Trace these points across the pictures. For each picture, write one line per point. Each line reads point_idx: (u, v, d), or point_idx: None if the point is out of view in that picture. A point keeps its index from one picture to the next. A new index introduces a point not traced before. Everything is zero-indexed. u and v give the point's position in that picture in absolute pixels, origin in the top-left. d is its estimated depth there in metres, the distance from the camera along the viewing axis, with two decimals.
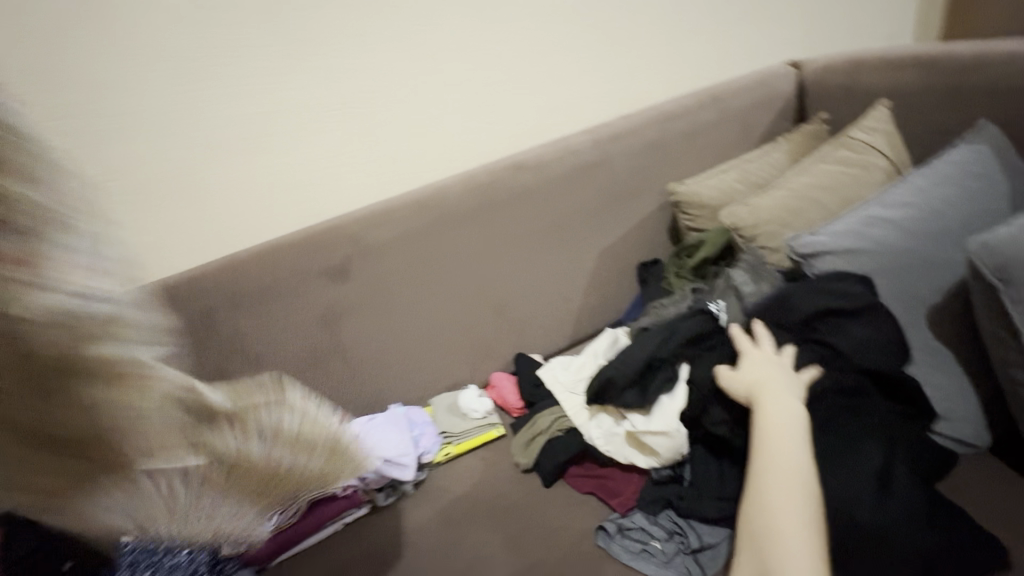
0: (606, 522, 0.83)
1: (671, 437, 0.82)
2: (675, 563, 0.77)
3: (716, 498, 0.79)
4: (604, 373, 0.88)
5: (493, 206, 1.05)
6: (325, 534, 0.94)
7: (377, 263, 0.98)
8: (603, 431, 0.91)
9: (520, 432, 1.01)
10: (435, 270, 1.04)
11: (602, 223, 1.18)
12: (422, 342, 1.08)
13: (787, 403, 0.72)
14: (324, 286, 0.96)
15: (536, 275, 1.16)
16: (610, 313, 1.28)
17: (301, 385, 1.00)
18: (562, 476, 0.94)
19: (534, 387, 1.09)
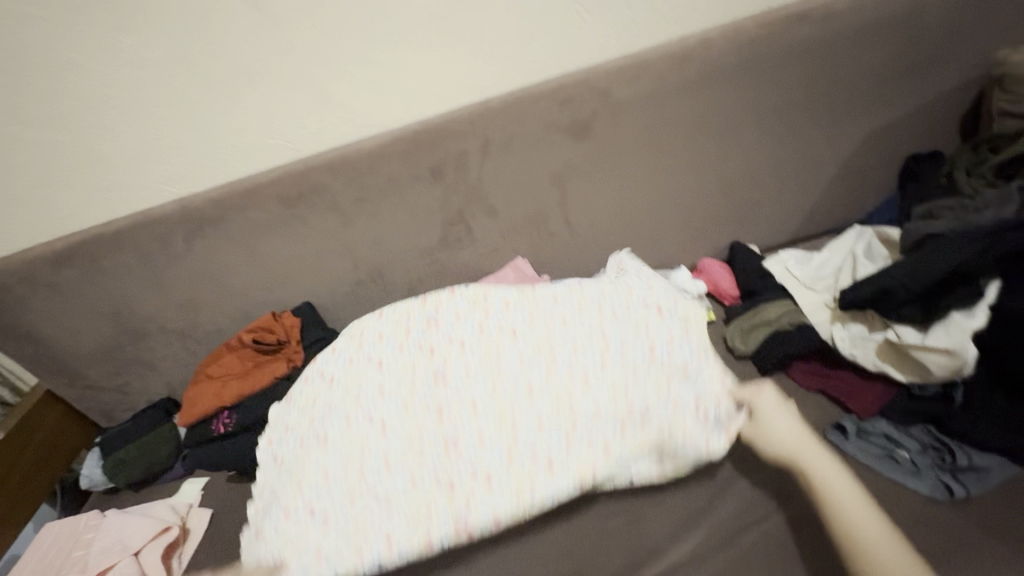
0: (843, 422, 0.79)
1: (955, 357, 0.70)
2: (928, 476, 0.71)
3: (999, 428, 0.70)
4: (881, 280, 0.77)
5: (751, 67, 0.93)
6: None
7: (619, 124, 0.95)
8: (851, 335, 0.84)
9: (738, 321, 0.96)
10: (672, 140, 0.99)
11: (865, 102, 1.01)
12: (641, 214, 1.07)
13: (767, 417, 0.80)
14: (565, 142, 0.96)
15: (776, 159, 1.05)
16: (845, 211, 1.14)
17: (524, 240, 1.06)
18: (784, 369, 0.89)
19: (758, 279, 1.00)
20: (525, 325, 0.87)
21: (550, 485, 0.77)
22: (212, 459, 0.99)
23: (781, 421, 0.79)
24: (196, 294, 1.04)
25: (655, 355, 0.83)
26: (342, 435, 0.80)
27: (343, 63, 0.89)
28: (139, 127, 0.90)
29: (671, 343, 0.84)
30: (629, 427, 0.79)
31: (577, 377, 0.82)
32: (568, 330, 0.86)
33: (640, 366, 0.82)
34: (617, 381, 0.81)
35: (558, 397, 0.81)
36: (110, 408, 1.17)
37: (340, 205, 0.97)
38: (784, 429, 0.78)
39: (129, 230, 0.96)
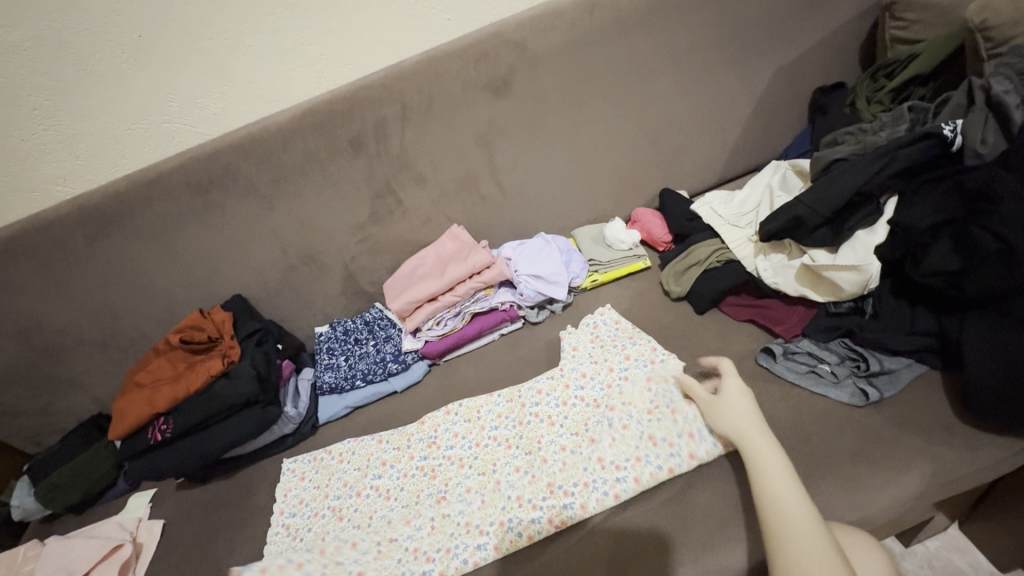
0: (771, 345, 0.84)
1: (861, 272, 0.75)
2: (846, 384, 0.77)
3: (903, 333, 0.76)
4: (791, 210, 0.80)
5: (659, 9, 0.94)
6: (487, 340, 1.05)
7: (537, 77, 0.94)
8: (773, 265, 0.88)
9: (671, 263, 1.00)
10: (593, 90, 0.99)
11: (771, 39, 1.04)
12: (571, 168, 1.07)
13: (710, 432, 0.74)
14: (486, 101, 0.94)
15: (696, 101, 1.07)
16: (765, 149, 1.18)
17: (457, 206, 1.04)
18: (718, 305, 0.95)
19: (686, 222, 1.04)
20: (506, 429, 0.88)
21: (535, 478, 0.80)
22: (155, 470, 0.93)
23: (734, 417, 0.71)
24: (111, 298, 0.97)
25: (614, 382, 0.87)
26: (350, 487, 0.89)
27: (237, 30, 0.82)
28: (14, 120, 0.81)
29: (644, 378, 0.86)
30: (620, 472, 0.76)
31: (577, 429, 0.84)
32: (544, 405, 0.89)
33: (615, 380, 0.88)
34: (590, 412, 0.85)
35: (545, 476, 0.80)
36: (34, 431, 1.08)
37: (257, 186, 0.91)
38: (738, 412, 0.71)
39: (23, 235, 0.88)
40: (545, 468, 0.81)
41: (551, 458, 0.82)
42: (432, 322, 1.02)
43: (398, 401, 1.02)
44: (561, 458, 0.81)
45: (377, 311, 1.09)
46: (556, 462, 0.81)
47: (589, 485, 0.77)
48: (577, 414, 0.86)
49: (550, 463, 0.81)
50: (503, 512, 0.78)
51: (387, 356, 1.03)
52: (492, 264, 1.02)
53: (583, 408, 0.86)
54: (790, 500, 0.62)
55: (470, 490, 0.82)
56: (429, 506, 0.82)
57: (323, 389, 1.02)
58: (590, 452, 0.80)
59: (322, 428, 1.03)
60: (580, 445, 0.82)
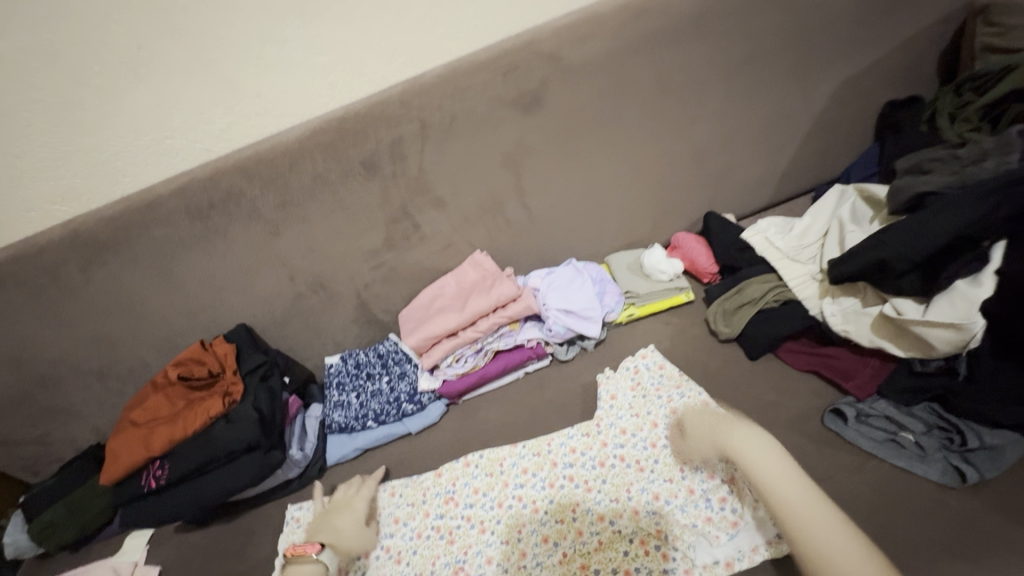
0: (841, 406, 0.73)
1: (962, 331, 0.63)
2: (936, 460, 0.66)
3: (1005, 402, 0.63)
4: (874, 252, 0.69)
5: (713, 14, 0.83)
6: (510, 379, 0.96)
7: (573, 91, 0.84)
8: (842, 310, 0.77)
9: (720, 300, 0.90)
10: (636, 105, 0.88)
11: (838, 48, 0.92)
12: (607, 190, 0.96)
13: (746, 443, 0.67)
14: (515, 118, 0.84)
15: (750, 118, 0.95)
16: (823, 169, 1.06)
17: (480, 231, 0.95)
18: (774, 351, 0.84)
19: (737, 253, 0.93)
20: (533, 490, 0.79)
21: (566, 556, 0.72)
22: (153, 515, 0.87)
23: (762, 452, 0.65)
24: (108, 328, 0.90)
25: (657, 443, 0.79)
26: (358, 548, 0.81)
27: (243, 41, 0.73)
28: (4, 138, 0.74)
29: None
30: (669, 563, 0.68)
31: (615, 496, 0.76)
32: (579, 467, 0.80)
33: (660, 438, 0.79)
34: (632, 476, 0.77)
35: (578, 558, 0.72)
36: (31, 462, 1.03)
37: (262, 210, 0.83)
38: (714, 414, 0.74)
39: (11, 264, 0.81)
40: (575, 546, 0.73)
41: (583, 534, 0.74)
42: (450, 359, 0.93)
43: (412, 445, 0.94)
44: (594, 534, 0.73)
45: (391, 342, 1.00)
46: (587, 537, 0.73)
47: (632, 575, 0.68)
48: (616, 478, 0.78)
49: (581, 539, 0.73)
50: None
51: (401, 394, 0.94)
52: (518, 297, 0.93)
53: (623, 470, 0.78)
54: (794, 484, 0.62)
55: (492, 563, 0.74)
56: None
57: (331, 428, 0.94)
58: (629, 530, 0.72)
59: (330, 470, 0.95)
60: (616, 517, 0.74)
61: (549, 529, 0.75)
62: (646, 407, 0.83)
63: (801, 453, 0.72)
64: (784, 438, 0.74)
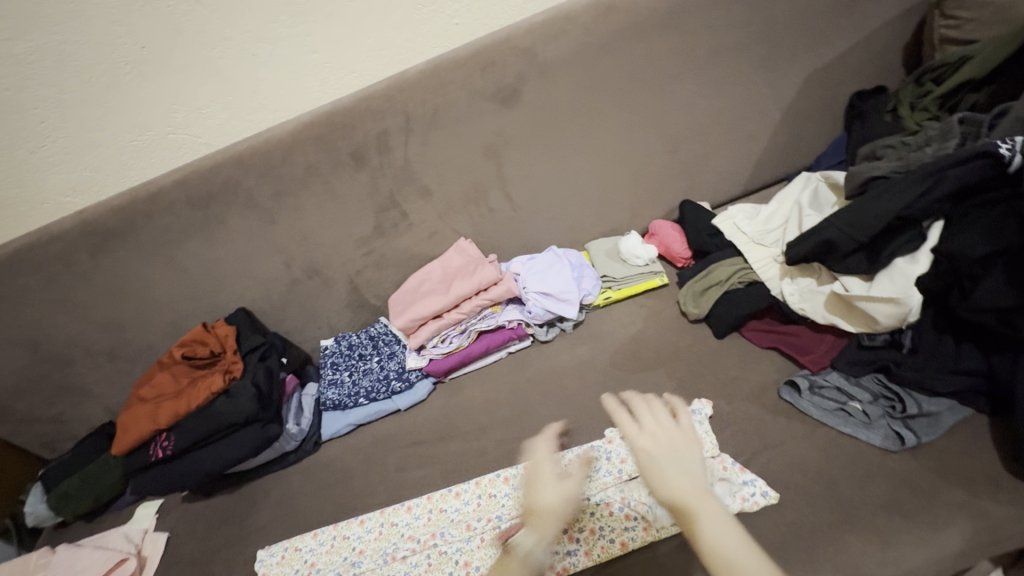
0: (796, 378, 0.78)
1: (900, 304, 0.69)
2: (879, 426, 0.71)
3: (947, 372, 0.70)
4: (824, 232, 0.74)
5: (684, 9, 0.87)
6: (494, 358, 1.02)
7: (549, 86, 0.89)
8: (799, 289, 0.82)
9: (690, 282, 0.95)
10: (610, 98, 0.93)
11: (804, 41, 0.97)
12: (585, 179, 1.01)
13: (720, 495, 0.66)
14: (493, 110, 0.89)
15: (721, 109, 1.00)
16: (796, 157, 1.10)
17: (464, 219, 1.00)
18: (738, 329, 0.89)
19: (707, 237, 0.98)
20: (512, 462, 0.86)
21: None
22: (160, 483, 0.93)
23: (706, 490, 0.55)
24: (118, 311, 0.96)
25: None
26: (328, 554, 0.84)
27: (239, 42, 0.79)
28: (22, 134, 0.80)
29: None
30: (630, 522, 0.74)
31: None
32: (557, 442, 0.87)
33: None
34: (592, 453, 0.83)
35: None
36: (49, 438, 1.10)
37: (258, 200, 0.89)
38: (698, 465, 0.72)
39: (27, 251, 0.87)
40: None
41: None
42: (436, 339, 0.99)
43: (401, 420, 0.99)
44: None
45: (382, 325, 1.06)
46: None
47: (596, 532, 0.75)
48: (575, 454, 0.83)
49: None
50: (494, 551, 0.77)
51: (391, 373, 1.00)
52: (499, 281, 0.98)
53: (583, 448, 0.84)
54: (746, 560, 0.50)
55: (465, 522, 0.81)
56: (426, 536, 0.82)
57: (325, 405, 1.01)
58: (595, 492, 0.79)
59: (324, 445, 1.01)
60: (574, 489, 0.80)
61: (520, 493, 0.82)
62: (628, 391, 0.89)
63: (758, 422, 0.78)
64: (744, 409, 0.80)
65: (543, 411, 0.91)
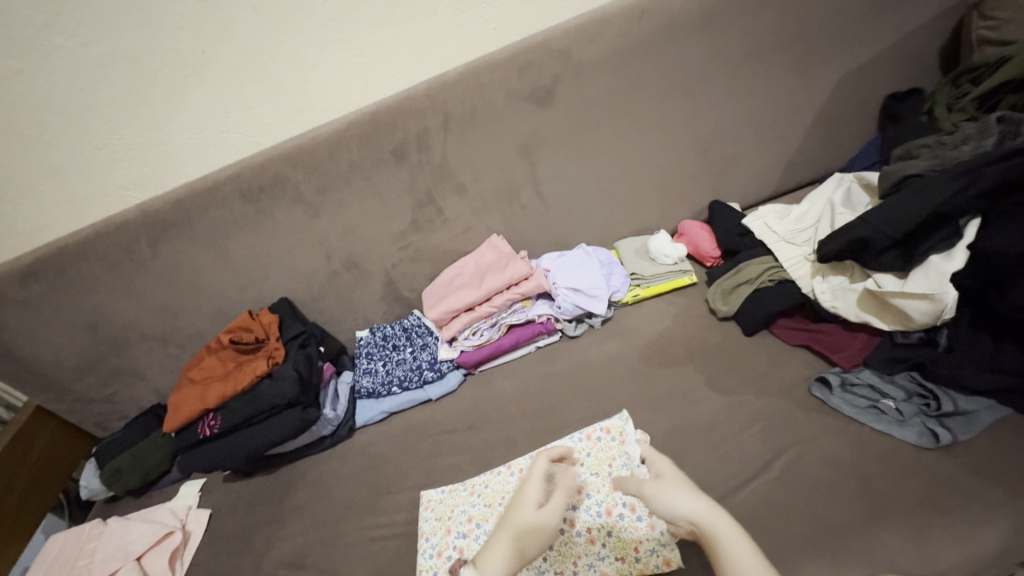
0: (827, 375, 0.79)
1: (935, 301, 0.70)
2: (913, 423, 0.72)
3: (984, 370, 0.70)
4: (859, 229, 0.75)
5: (721, 12, 0.89)
6: (524, 352, 1.04)
7: (582, 88, 0.92)
8: (831, 287, 0.83)
9: (720, 281, 0.96)
10: (642, 100, 0.95)
11: (838, 44, 0.97)
12: (615, 179, 1.04)
13: (705, 514, 0.63)
14: (528, 111, 0.92)
15: (753, 110, 1.01)
16: (827, 159, 1.11)
17: (497, 216, 1.03)
18: (769, 327, 0.90)
19: (737, 237, 0.99)
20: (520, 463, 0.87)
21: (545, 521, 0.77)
22: (204, 462, 0.98)
23: (681, 496, 0.65)
24: (172, 298, 1.02)
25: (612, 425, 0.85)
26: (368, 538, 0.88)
27: (291, 46, 0.84)
28: (91, 133, 0.86)
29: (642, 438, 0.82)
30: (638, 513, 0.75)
31: (598, 469, 0.80)
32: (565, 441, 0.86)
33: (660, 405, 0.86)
34: (614, 450, 0.82)
35: None
36: (102, 418, 1.16)
37: (304, 195, 0.94)
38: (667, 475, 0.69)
39: (91, 240, 0.93)
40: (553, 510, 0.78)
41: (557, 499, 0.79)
42: (468, 331, 1.02)
43: (433, 409, 1.03)
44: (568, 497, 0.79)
45: (415, 317, 1.10)
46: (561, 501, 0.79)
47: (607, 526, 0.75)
48: (599, 452, 0.82)
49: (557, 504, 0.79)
50: None
51: (423, 363, 1.04)
52: (530, 276, 1.01)
53: (608, 444, 0.83)
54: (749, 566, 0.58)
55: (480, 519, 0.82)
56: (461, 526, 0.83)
57: (360, 393, 1.05)
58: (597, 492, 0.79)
59: (358, 431, 1.05)
60: (602, 486, 0.79)
61: None
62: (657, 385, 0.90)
63: (787, 419, 0.78)
64: (774, 406, 0.80)
65: (571, 404, 0.93)
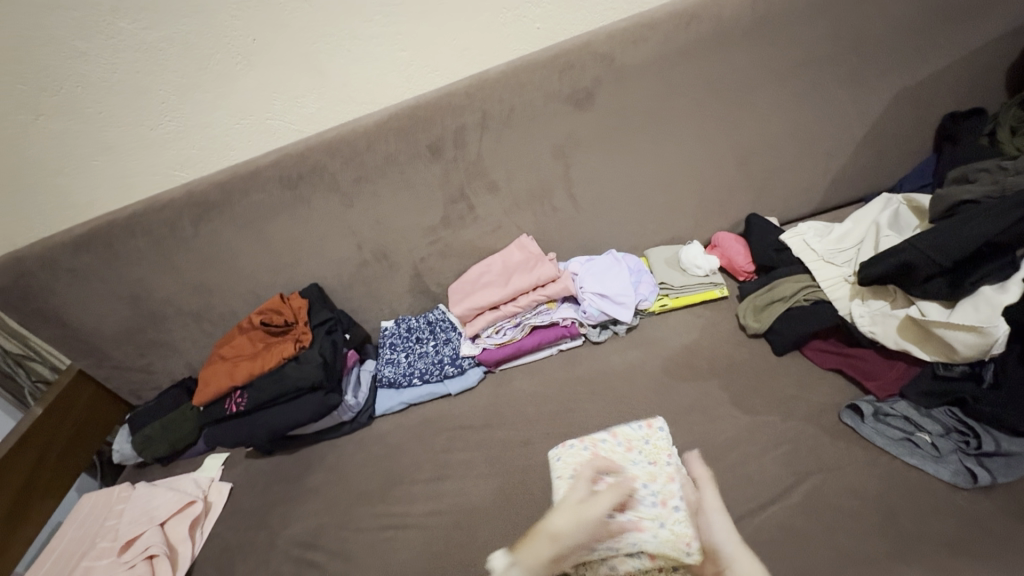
0: (860, 404, 0.77)
1: (983, 334, 0.67)
2: (950, 461, 0.69)
3: None
4: (904, 253, 0.72)
5: (772, 21, 0.86)
6: (546, 354, 1.04)
7: (623, 91, 0.91)
8: (870, 312, 0.80)
9: (752, 296, 0.93)
10: (684, 107, 0.94)
11: (895, 59, 0.93)
12: (651, 186, 1.02)
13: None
14: (568, 113, 0.92)
15: (799, 123, 0.98)
16: (874, 178, 1.07)
17: (529, 216, 1.03)
18: (800, 348, 0.88)
19: (773, 252, 0.96)
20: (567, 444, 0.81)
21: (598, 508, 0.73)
22: (229, 436, 1.02)
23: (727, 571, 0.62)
24: (209, 277, 1.06)
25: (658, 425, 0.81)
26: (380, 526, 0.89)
27: (337, 38, 0.86)
28: (143, 114, 0.89)
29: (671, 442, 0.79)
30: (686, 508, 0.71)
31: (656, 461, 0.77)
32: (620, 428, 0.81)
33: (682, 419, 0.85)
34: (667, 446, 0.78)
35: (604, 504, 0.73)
36: (137, 386, 1.21)
37: (340, 185, 0.96)
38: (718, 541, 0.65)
39: (138, 217, 0.97)
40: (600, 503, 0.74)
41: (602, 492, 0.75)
42: (491, 329, 1.02)
43: (451, 404, 1.04)
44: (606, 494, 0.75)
45: (441, 311, 1.11)
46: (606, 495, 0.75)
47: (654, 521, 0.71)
48: (658, 441, 0.79)
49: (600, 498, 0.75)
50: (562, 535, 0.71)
51: (445, 357, 1.04)
52: (557, 279, 1.00)
53: (659, 439, 0.79)
54: None
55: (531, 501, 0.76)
56: None
57: (382, 382, 1.06)
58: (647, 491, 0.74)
59: (377, 419, 1.07)
60: (658, 478, 0.75)
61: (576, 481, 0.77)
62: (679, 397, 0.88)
63: (811, 444, 0.76)
64: (800, 429, 0.78)
65: (590, 410, 0.92)
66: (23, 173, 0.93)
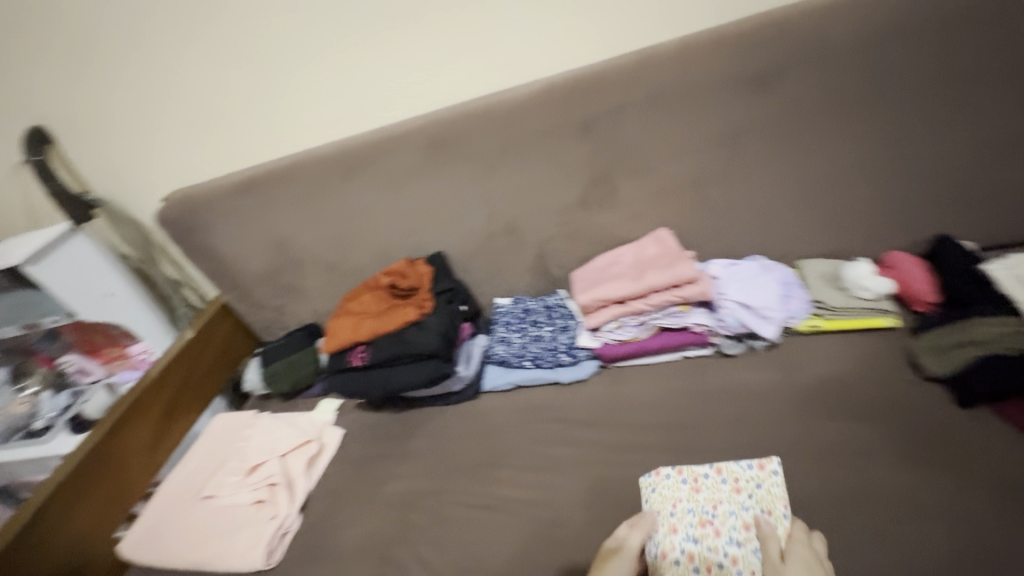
0: None
1: None
2: None
3: None
4: None
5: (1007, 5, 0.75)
6: (668, 359, 0.97)
7: (811, 76, 0.82)
8: None
9: (936, 333, 0.81)
10: (875, 99, 0.84)
11: None
12: (818, 188, 0.91)
13: None
14: (740, 95, 0.84)
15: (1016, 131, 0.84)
16: None
17: (672, 208, 0.96)
18: (993, 404, 0.74)
19: (968, 284, 0.83)
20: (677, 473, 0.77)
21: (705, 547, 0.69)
22: (346, 387, 1.05)
23: None
24: (345, 232, 1.11)
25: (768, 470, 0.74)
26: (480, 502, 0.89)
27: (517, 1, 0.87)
28: (326, 62, 0.95)
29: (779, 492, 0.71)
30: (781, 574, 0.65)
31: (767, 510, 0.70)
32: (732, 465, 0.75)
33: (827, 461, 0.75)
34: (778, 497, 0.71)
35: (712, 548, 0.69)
36: (267, 325, 1.32)
37: (483, 154, 0.94)
38: None
39: (294, 166, 1.02)
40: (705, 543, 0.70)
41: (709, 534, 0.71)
42: (613, 324, 0.97)
43: (560, 393, 1.01)
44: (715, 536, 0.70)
45: (559, 297, 1.09)
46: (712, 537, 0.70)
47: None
48: (774, 488, 0.71)
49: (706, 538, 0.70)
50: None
51: (561, 345, 1.02)
52: (696, 281, 0.92)
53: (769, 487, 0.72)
54: None
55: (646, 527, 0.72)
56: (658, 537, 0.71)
57: (493, 358, 1.06)
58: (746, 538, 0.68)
59: (483, 395, 1.07)
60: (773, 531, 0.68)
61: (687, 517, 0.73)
62: (827, 434, 0.78)
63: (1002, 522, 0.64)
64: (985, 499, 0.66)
65: (716, 428, 0.84)
66: (218, 110, 1.03)
